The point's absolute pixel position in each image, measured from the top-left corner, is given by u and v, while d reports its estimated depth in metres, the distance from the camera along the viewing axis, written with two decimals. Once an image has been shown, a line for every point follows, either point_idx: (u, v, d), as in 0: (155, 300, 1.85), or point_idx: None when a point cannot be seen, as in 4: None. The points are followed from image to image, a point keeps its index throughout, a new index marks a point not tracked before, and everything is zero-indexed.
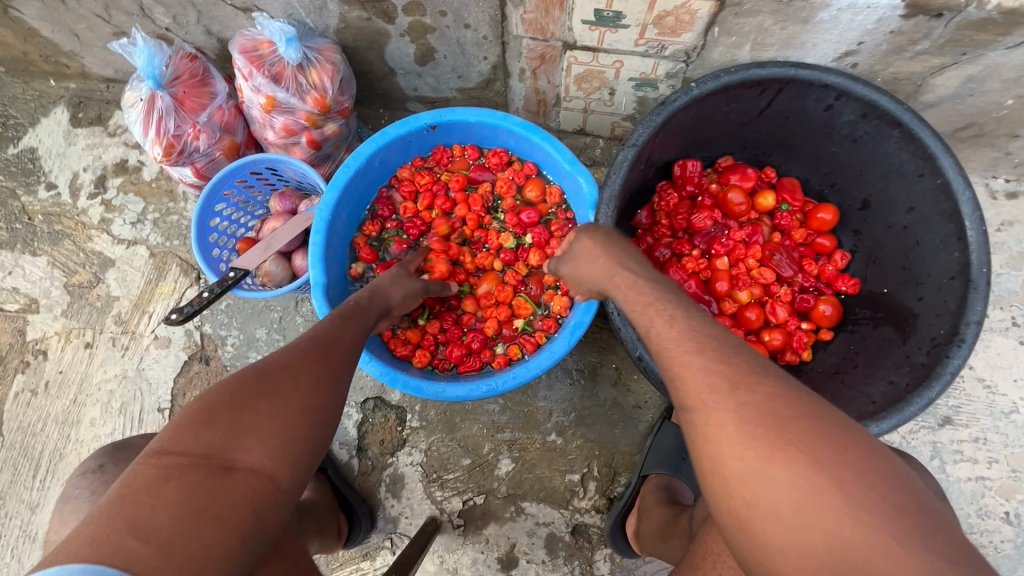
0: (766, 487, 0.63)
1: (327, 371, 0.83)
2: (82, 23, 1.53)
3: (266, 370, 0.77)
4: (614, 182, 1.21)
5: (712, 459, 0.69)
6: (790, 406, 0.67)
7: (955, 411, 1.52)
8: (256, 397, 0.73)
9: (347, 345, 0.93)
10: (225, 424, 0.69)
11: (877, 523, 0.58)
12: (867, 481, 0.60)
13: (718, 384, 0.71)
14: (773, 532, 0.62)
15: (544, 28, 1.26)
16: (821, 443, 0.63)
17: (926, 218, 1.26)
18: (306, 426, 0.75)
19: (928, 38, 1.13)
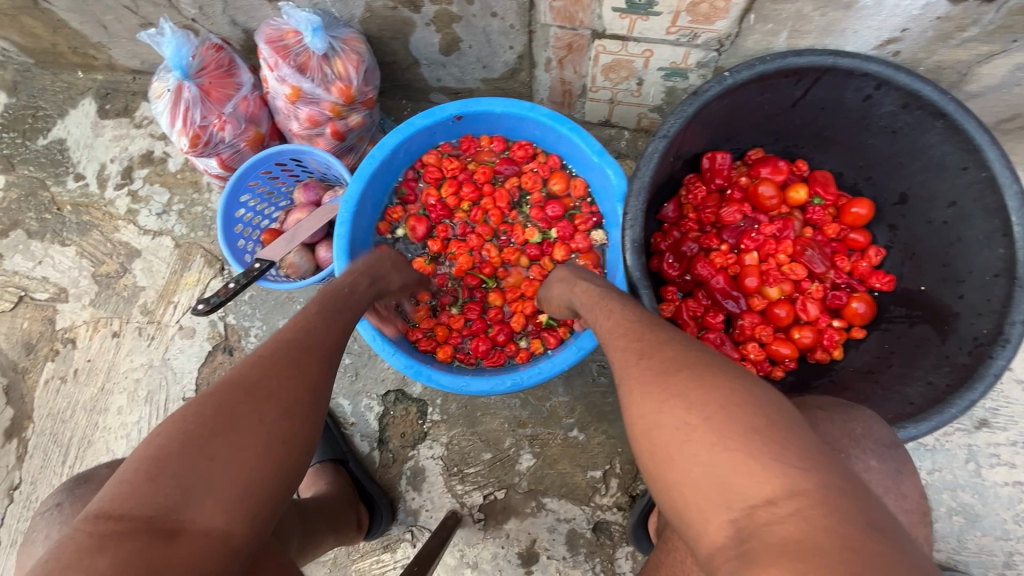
0: (658, 433, 0.68)
1: (296, 394, 0.76)
2: (110, 14, 1.54)
3: (224, 403, 0.70)
4: (643, 174, 1.19)
5: (626, 417, 0.75)
6: (686, 358, 0.75)
7: (992, 414, 1.47)
8: (211, 441, 0.66)
9: (321, 354, 0.85)
10: (175, 477, 0.62)
11: (742, 446, 0.60)
12: (734, 411, 0.63)
13: (638, 351, 0.81)
14: (671, 473, 0.66)
15: (573, 15, 1.24)
16: (700, 386, 0.68)
17: (968, 214, 1.21)
18: (272, 459, 0.69)
19: (977, 24, 1.08)
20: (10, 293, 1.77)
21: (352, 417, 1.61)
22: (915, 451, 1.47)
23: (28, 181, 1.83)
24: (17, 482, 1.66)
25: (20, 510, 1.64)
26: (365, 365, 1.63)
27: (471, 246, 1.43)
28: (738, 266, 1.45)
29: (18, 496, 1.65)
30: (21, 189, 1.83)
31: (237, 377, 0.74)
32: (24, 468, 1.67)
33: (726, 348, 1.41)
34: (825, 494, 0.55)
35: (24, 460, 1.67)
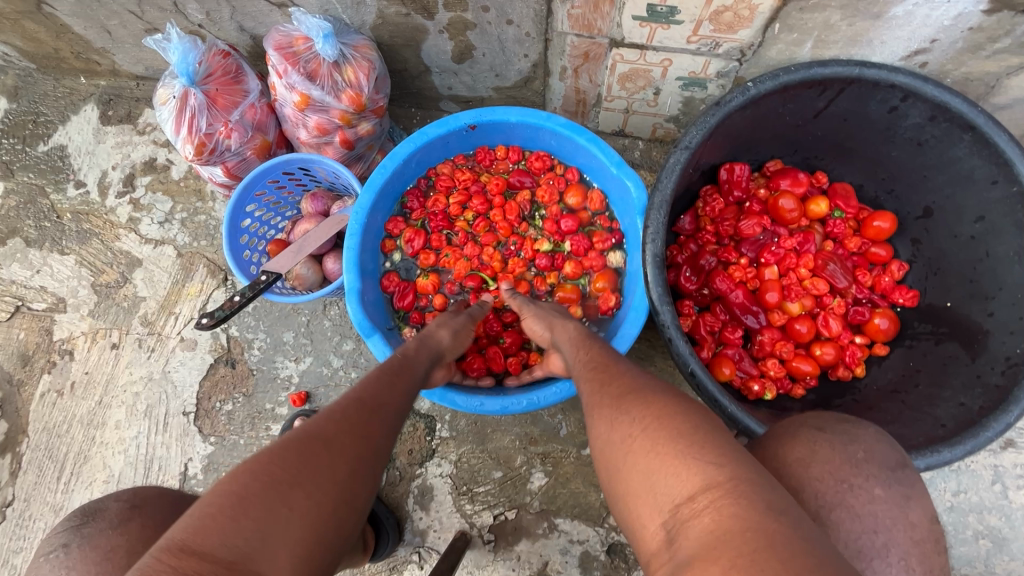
0: (610, 450, 0.72)
1: (368, 456, 0.73)
2: (115, 19, 1.51)
3: (306, 451, 0.66)
4: (665, 187, 1.15)
5: (589, 437, 0.79)
6: (639, 383, 0.80)
7: (1018, 433, 1.43)
8: (289, 489, 0.62)
9: (393, 418, 0.83)
10: (256, 520, 0.58)
11: (671, 448, 0.63)
12: (667, 419, 0.67)
13: (598, 382, 0.85)
14: (618, 484, 0.69)
15: (592, 24, 1.21)
16: (643, 403, 0.73)
17: (998, 228, 1.19)
18: (338, 525, 0.65)
19: (1010, 35, 1.05)
20: (6, 303, 1.73)
21: None
22: (939, 472, 1.43)
23: (27, 188, 1.79)
24: (10, 499, 1.60)
25: (12, 529, 1.59)
26: None
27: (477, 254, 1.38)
28: (757, 280, 1.42)
29: (11, 514, 1.59)
30: (20, 196, 1.79)
31: (316, 426, 0.71)
32: (17, 485, 1.61)
33: (745, 364, 1.37)
34: (736, 485, 0.56)
35: (18, 476, 1.62)
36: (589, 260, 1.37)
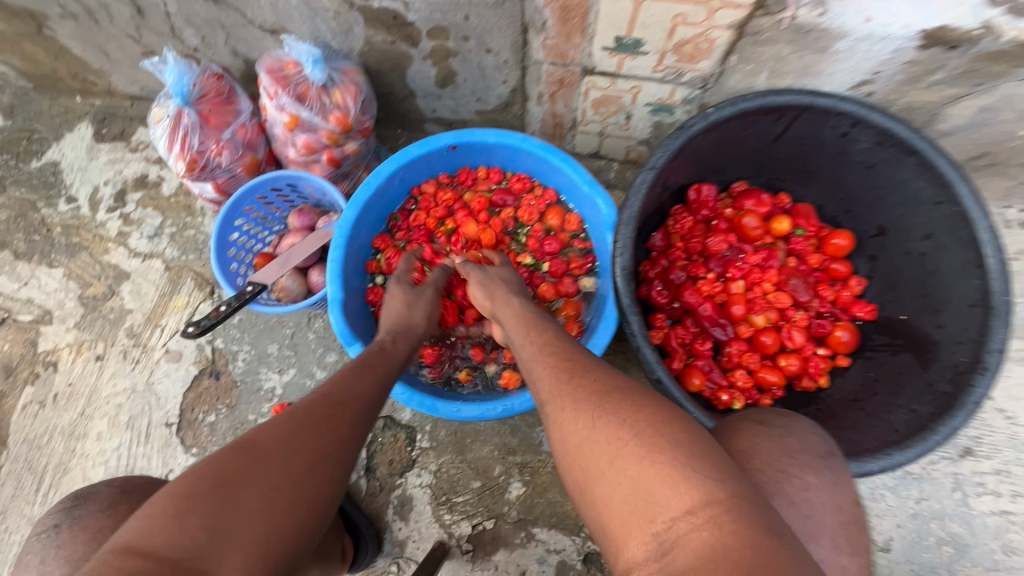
0: (590, 448, 0.71)
1: (330, 450, 0.76)
2: (113, 42, 1.57)
3: (257, 450, 0.69)
4: (632, 205, 1.22)
5: (557, 435, 0.78)
6: (609, 380, 0.80)
7: (976, 442, 1.49)
8: (241, 486, 0.65)
9: (360, 411, 0.86)
10: (203, 518, 0.60)
11: (666, 458, 0.64)
12: (661, 426, 0.68)
13: (562, 377, 0.84)
14: (598, 485, 0.68)
15: (565, 53, 1.29)
16: (628, 404, 0.73)
17: (944, 245, 1.26)
18: (297, 520, 0.68)
19: (944, 68, 1.15)
20: None
21: None
22: (901, 479, 1.48)
23: (18, 203, 1.83)
24: None
25: None
26: None
27: None
28: (725, 294, 1.49)
29: None
30: (11, 210, 1.82)
31: (274, 425, 0.74)
32: None
33: (714, 375, 1.43)
34: (736, 503, 0.58)
35: None
36: (564, 283, 1.44)
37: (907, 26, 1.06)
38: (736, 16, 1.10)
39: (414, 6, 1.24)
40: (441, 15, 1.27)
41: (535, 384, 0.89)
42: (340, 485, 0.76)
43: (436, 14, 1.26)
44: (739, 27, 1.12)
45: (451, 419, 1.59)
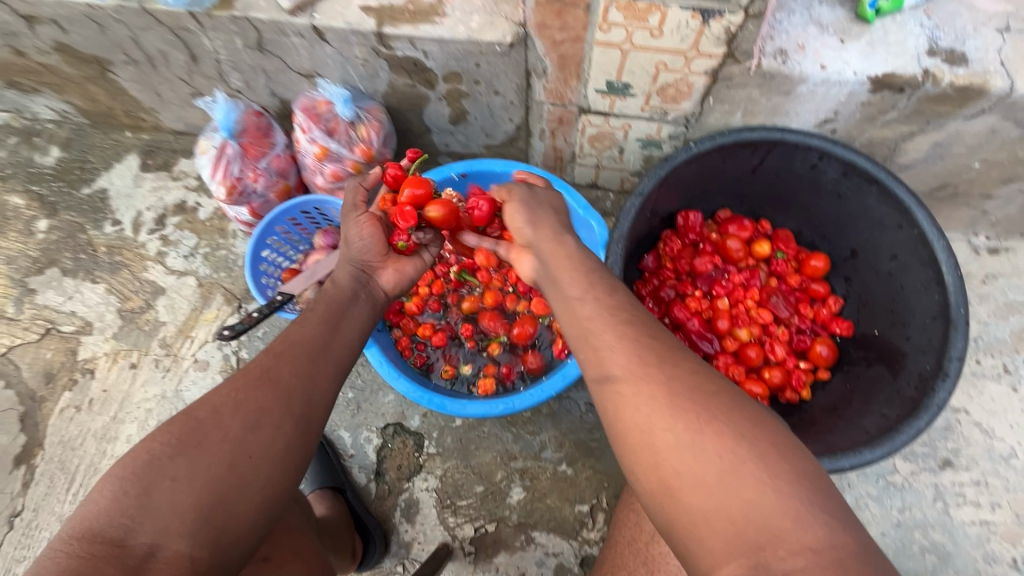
0: (693, 457, 0.73)
1: (263, 404, 0.87)
2: (166, 84, 1.78)
3: (190, 425, 0.82)
4: (623, 225, 1.37)
5: (644, 431, 0.79)
6: (704, 380, 0.81)
7: (954, 454, 1.57)
8: (170, 462, 0.78)
9: (302, 357, 0.96)
10: (138, 497, 0.74)
11: (787, 490, 0.69)
12: (781, 455, 0.72)
13: (647, 363, 0.84)
14: (698, 496, 0.72)
15: (563, 95, 1.47)
16: (739, 421, 0.76)
17: (908, 265, 1.39)
18: (240, 472, 0.81)
19: (895, 108, 1.32)
20: (38, 326, 1.90)
21: (352, 449, 1.69)
22: (885, 488, 1.56)
23: (68, 225, 2.01)
24: (20, 508, 1.71)
25: (18, 538, 1.69)
26: (366, 399, 1.73)
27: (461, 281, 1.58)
28: (711, 311, 1.61)
29: (19, 523, 1.70)
30: (61, 231, 2.01)
31: (201, 402, 0.85)
32: (28, 495, 1.72)
33: None
34: (850, 544, 0.65)
35: (30, 487, 1.73)
36: None
37: (857, 73, 1.24)
38: (710, 65, 1.27)
39: (433, 55, 1.43)
40: (455, 63, 1.46)
41: (596, 351, 0.89)
42: (285, 430, 0.88)
43: (451, 62, 1.45)
44: (714, 73, 1.30)
45: (457, 427, 1.69)
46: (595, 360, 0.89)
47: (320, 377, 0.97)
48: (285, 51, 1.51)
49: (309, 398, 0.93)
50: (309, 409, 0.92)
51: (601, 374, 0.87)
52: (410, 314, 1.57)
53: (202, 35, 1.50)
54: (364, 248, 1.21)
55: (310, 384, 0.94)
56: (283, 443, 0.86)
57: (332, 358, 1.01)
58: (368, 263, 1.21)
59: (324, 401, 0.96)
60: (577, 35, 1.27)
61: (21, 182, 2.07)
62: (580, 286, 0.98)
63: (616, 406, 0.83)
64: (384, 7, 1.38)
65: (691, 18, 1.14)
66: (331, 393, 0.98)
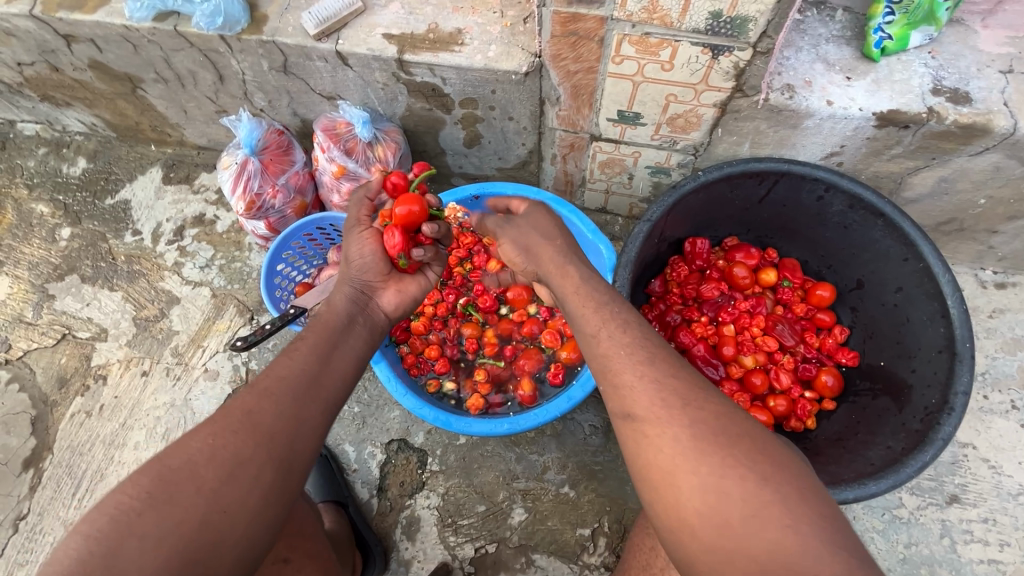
0: (717, 498, 0.78)
1: (241, 452, 0.85)
2: (193, 102, 1.85)
3: (163, 478, 0.80)
4: (630, 250, 1.39)
5: (667, 472, 0.82)
6: (728, 424, 0.84)
7: (962, 489, 1.55)
8: (138, 518, 0.76)
9: (287, 396, 0.95)
10: (105, 554, 0.73)
11: (809, 531, 0.73)
12: (805, 496, 0.77)
13: (670, 405, 0.86)
14: (717, 535, 0.77)
15: (575, 122, 1.52)
16: (763, 464, 0.80)
17: (913, 297, 1.40)
18: (213, 525, 0.79)
19: (900, 144, 1.34)
20: (55, 331, 1.95)
21: (355, 464, 1.70)
22: (890, 523, 1.54)
23: (90, 234, 2.07)
24: (25, 512, 1.72)
25: (22, 542, 1.69)
26: (372, 414, 1.74)
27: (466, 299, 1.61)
28: (717, 336, 1.62)
29: (24, 526, 1.71)
30: (83, 239, 2.06)
31: (175, 450, 0.83)
32: (35, 499, 1.74)
33: None
34: None
35: (36, 490, 1.75)
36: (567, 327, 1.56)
37: (863, 109, 1.27)
38: (719, 97, 1.31)
39: (450, 82, 1.48)
40: (472, 89, 1.51)
41: (617, 389, 0.92)
42: (267, 476, 0.86)
43: (468, 89, 1.51)
44: (722, 105, 1.33)
45: (460, 444, 1.70)
46: (616, 395, 0.92)
47: (306, 416, 0.95)
48: (309, 73, 1.57)
49: (291, 442, 0.91)
50: (290, 452, 0.90)
51: (625, 411, 0.90)
52: (416, 333, 1.58)
53: (230, 57, 1.57)
54: (363, 267, 1.24)
55: (295, 425, 0.92)
56: (261, 494, 0.85)
57: (320, 394, 1.00)
58: (364, 284, 1.24)
59: (309, 441, 0.94)
60: (591, 66, 1.31)
61: (48, 191, 2.14)
62: (595, 320, 1.00)
63: (638, 445, 0.87)
64: (405, 35, 1.44)
65: (701, 53, 1.19)
66: (317, 432, 0.96)
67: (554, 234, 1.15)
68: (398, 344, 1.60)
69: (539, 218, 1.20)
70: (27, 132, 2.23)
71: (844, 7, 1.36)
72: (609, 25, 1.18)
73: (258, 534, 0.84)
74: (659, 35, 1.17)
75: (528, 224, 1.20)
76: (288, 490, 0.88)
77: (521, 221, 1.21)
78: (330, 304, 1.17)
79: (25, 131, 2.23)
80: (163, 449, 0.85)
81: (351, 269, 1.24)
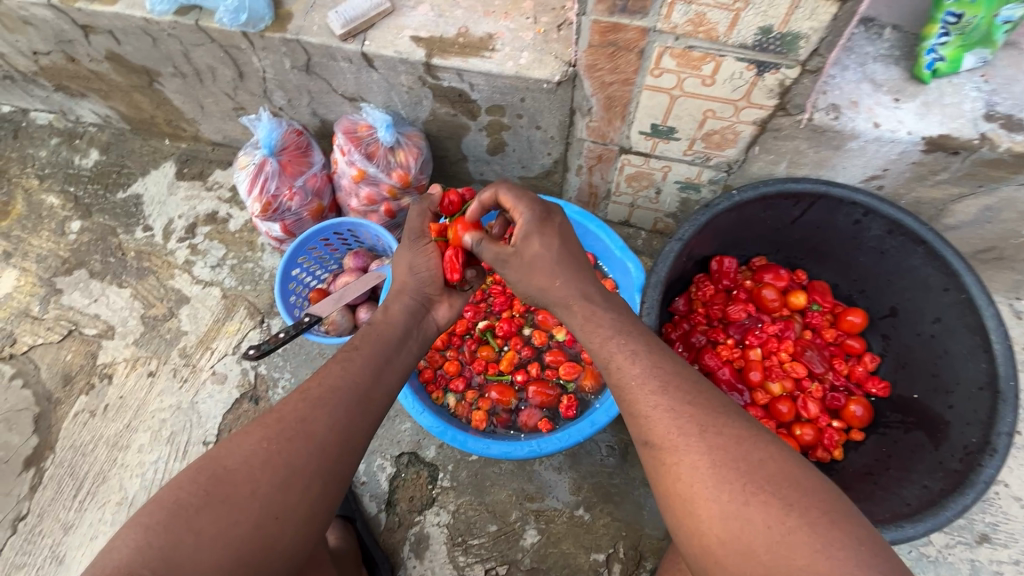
0: (741, 526, 0.71)
1: (294, 461, 0.83)
2: (211, 98, 1.81)
3: (219, 477, 0.79)
4: (660, 271, 1.35)
5: (686, 500, 0.76)
6: (752, 447, 0.77)
7: (993, 529, 1.49)
8: (196, 515, 0.75)
9: (340, 406, 0.92)
10: (161, 550, 0.72)
11: (841, 556, 0.66)
12: (836, 518, 0.69)
13: (688, 433, 0.79)
14: (742, 564, 0.70)
15: (605, 134, 1.47)
16: (786, 486, 0.72)
17: (952, 329, 1.34)
18: (264, 531, 0.78)
19: (947, 170, 1.30)
20: (61, 327, 1.91)
21: (364, 477, 1.65)
22: (917, 561, 1.48)
23: (100, 228, 2.03)
24: (24, 513, 1.68)
25: (21, 544, 1.65)
26: (382, 426, 1.69)
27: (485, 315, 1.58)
28: (742, 360, 1.56)
29: (22, 528, 1.67)
30: (93, 233, 2.02)
31: (231, 450, 0.83)
32: (34, 499, 1.70)
33: None
34: None
35: (37, 490, 1.71)
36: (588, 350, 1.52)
37: (911, 133, 1.22)
38: (760, 115, 1.26)
39: (479, 88, 1.44)
40: (500, 97, 1.46)
41: (634, 416, 0.86)
42: (320, 487, 0.84)
43: (496, 96, 1.46)
44: (763, 123, 1.28)
45: (472, 460, 1.65)
46: (634, 423, 0.86)
47: (356, 429, 0.92)
48: (332, 74, 1.53)
49: (341, 455, 0.88)
50: (340, 465, 0.87)
51: (643, 439, 0.84)
52: (434, 348, 1.57)
53: (252, 54, 1.52)
54: (424, 279, 1.19)
55: (347, 437, 0.90)
56: (309, 504, 0.83)
57: (370, 410, 0.96)
58: (424, 297, 1.19)
59: (356, 456, 0.91)
60: (627, 78, 1.26)
61: (59, 183, 2.10)
62: (604, 350, 0.94)
63: (658, 473, 0.81)
64: (434, 38, 1.39)
65: (746, 69, 1.13)
66: (363, 446, 0.94)
67: (553, 272, 1.03)
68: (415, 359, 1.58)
69: (531, 256, 1.04)
70: (40, 121, 2.19)
71: (893, 25, 1.31)
72: (651, 37, 1.12)
73: (305, 543, 0.82)
74: (704, 49, 1.11)
75: (526, 265, 1.05)
76: (333, 504, 0.86)
77: (515, 262, 1.06)
78: (387, 310, 1.14)
79: (37, 120, 2.19)
80: (219, 446, 0.84)
81: (411, 280, 1.18)
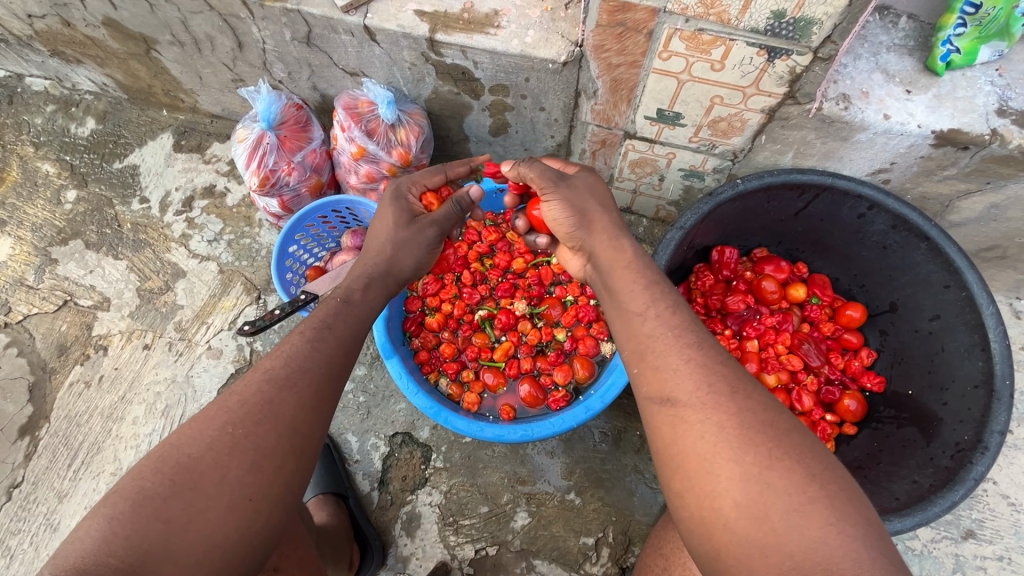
0: (760, 491, 0.70)
1: (265, 442, 0.82)
2: (209, 68, 1.77)
3: (182, 465, 0.78)
4: (660, 258, 1.33)
5: (705, 460, 0.74)
6: (778, 416, 0.76)
7: (979, 524, 1.51)
8: (163, 504, 0.74)
9: (308, 386, 0.90)
10: (129, 539, 0.71)
11: (853, 533, 0.66)
12: (852, 496, 0.70)
13: (718, 392, 0.78)
14: (754, 529, 0.68)
15: (610, 118, 1.45)
16: (812, 458, 0.72)
17: (951, 327, 1.33)
18: (236, 515, 0.77)
19: (955, 165, 1.29)
20: (56, 297, 1.90)
21: (357, 455, 1.66)
22: (902, 554, 1.50)
23: (96, 198, 2.01)
24: (19, 480, 1.69)
25: (15, 510, 1.66)
26: (377, 405, 1.70)
27: (483, 296, 1.57)
28: (739, 351, 1.56)
29: (16, 496, 1.68)
30: (89, 203, 2.00)
31: (194, 436, 0.81)
32: (29, 467, 1.71)
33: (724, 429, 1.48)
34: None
35: (31, 459, 1.71)
36: (583, 341, 1.49)
37: (922, 126, 1.20)
38: (768, 103, 1.23)
39: (483, 66, 1.41)
40: (504, 76, 1.43)
41: (657, 372, 0.83)
42: (298, 471, 0.85)
43: (500, 75, 1.43)
44: (771, 112, 1.26)
45: (466, 442, 1.65)
46: (653, 378, 0.83)
47: (326, 406, 0.92)
48: (333, 47, 1.49)
49: (313, 433, 0.88)
50: (305, 440, 0.87)
51: (663, 396, 0.81)
52: (429, 329, 1.56)
53: (251, 24, 1.48)
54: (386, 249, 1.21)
55: (314, 420, 0.89)
56: (285, 482, 0.83)
57: (333, 385, 0.95)
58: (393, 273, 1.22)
59: (323, 429, 0.91)
60: (635, 60, 1.23)
61: (55, 151, 2.08)
62: (628, 307, 0.91)
63: (673, 431, 0.78)
64: (439, 12, 1.34)
65: (756, 54, 1.10)
66: (329, 417, 0.93)
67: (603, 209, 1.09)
68: (411, 337, 1.59)
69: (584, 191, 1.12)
70: (36, 87, 2.15)
71: (909, 14, 1.28)
72: (661, 18, 1.09)
73: (282, 523, 0.83)
74: (713, 32, 1.08)
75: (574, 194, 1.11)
76: (306, 478, 0.87)
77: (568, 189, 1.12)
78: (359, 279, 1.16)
79: (32, 86, 2.15)
80: (181, 433, 0.82)
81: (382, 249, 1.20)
